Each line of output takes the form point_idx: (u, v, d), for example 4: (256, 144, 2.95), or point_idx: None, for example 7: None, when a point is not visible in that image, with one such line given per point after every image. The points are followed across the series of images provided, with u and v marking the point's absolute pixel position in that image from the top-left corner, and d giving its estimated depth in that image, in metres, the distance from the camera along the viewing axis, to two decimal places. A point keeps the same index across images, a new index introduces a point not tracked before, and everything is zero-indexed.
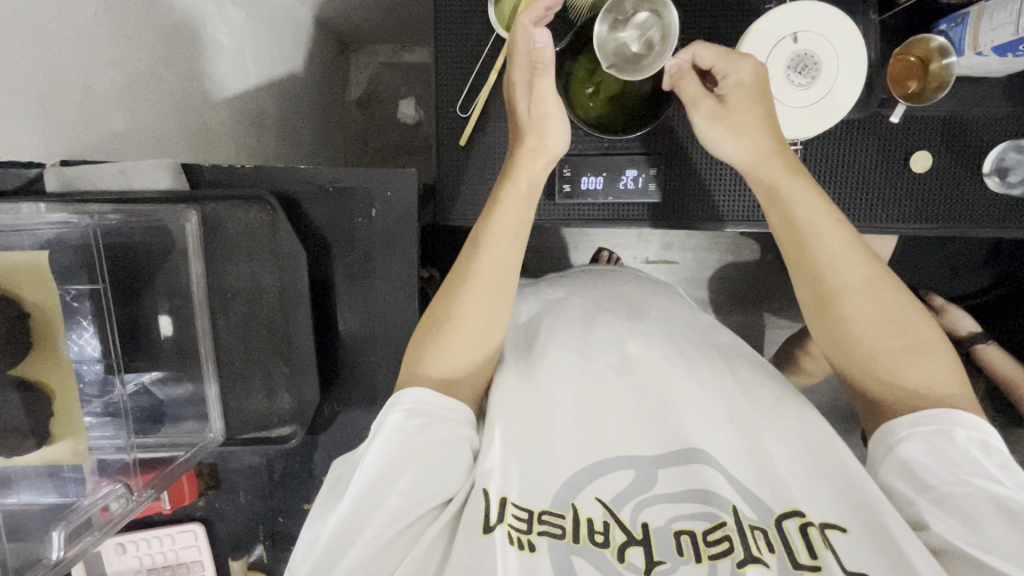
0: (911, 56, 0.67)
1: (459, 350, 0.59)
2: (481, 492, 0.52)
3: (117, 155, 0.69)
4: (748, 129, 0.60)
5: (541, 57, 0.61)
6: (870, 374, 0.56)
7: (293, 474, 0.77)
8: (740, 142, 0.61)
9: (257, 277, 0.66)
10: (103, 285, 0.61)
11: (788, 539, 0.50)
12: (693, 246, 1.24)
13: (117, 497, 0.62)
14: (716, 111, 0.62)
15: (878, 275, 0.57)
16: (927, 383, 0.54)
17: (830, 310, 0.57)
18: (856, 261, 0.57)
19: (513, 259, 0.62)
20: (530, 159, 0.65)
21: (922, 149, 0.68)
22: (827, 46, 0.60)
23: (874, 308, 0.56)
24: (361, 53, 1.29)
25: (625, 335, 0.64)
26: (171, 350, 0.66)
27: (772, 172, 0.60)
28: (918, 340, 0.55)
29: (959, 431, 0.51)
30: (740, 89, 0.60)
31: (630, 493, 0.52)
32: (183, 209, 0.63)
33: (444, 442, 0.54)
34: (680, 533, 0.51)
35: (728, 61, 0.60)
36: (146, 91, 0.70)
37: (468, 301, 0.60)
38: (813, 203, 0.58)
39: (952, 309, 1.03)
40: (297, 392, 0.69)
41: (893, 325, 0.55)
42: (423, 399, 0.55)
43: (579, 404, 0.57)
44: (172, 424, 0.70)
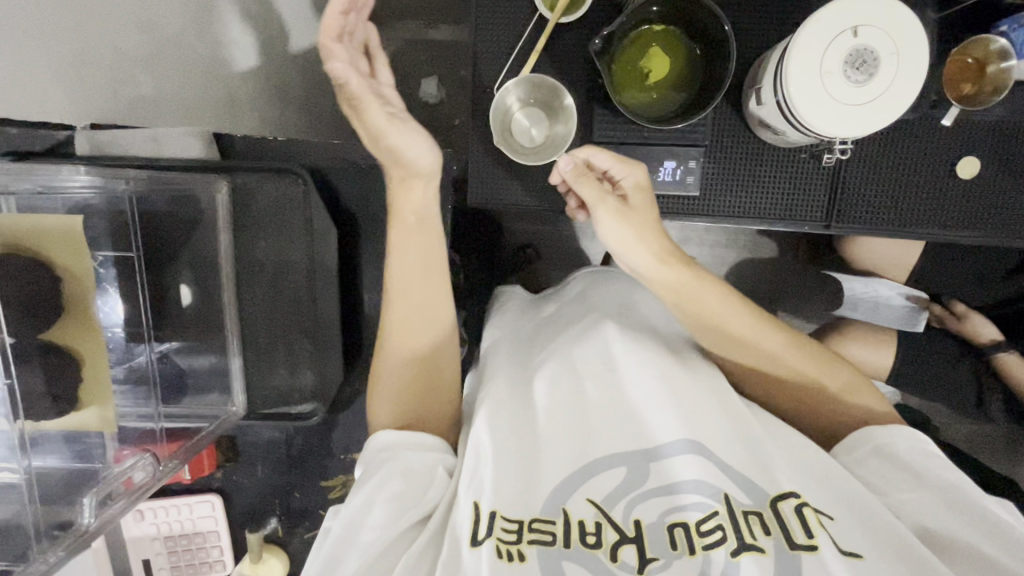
0: (969, 57, 0.63)
1: (422, 329, 0.62)
2: (472, 505, 0.50)
3: (144, 120, 0.68)
4: (646, 231, 0.61)
5: (351, 93, 0.58)
6: (807, 410, 0.63)
7: (312, 451, 0.77)
8: (644, 245, 0.61)
9: (285, 252, 0.65)
10: (137, 254, 0.61)
11: (784, 520, 0.48)
12: (712, 242, 1.22)
13: (144, 466, 0.61)
14: (619, 209, 0.61)
15: (799, 343, 0.62)
16: (852, 412, 0.62)
17: (761, 371, 0.62)
18: (772, 344, 0.61)
19: (440, 294, 0.62)
20: (406, 190, 0.60)
21: (970, 154, 0.66)
22: (889, 43, 0.53)
23: (797, 366, 0.61)
24: (386, 28, 1.27)
25: (613, 336, 0.60)
26: (194, 320, 0.66)
27: (679, 272, 0.61)
28: (838, 382, 0.62)
29: (896, 441, 0.55)
30: (638, 193, 0.62)
31: (620, 492, 0.50)
32: (215, 179, 0.61)
33: (411, 470, 0.55)
34: (674, 526, 0.48)
35: (623, 167, 0.62)
36: (175, 57, 0.69)
37: (416, 333, 0.61)
38: (721, 295, 0.62)
39: (975, 317, 1.03)
40: (320, 370, 0.69)
41: (815, 373, 0.61)
42: (386, 441, 0.57)
43: (570, 412, 0.55)
44: (194, 396, 0.69)
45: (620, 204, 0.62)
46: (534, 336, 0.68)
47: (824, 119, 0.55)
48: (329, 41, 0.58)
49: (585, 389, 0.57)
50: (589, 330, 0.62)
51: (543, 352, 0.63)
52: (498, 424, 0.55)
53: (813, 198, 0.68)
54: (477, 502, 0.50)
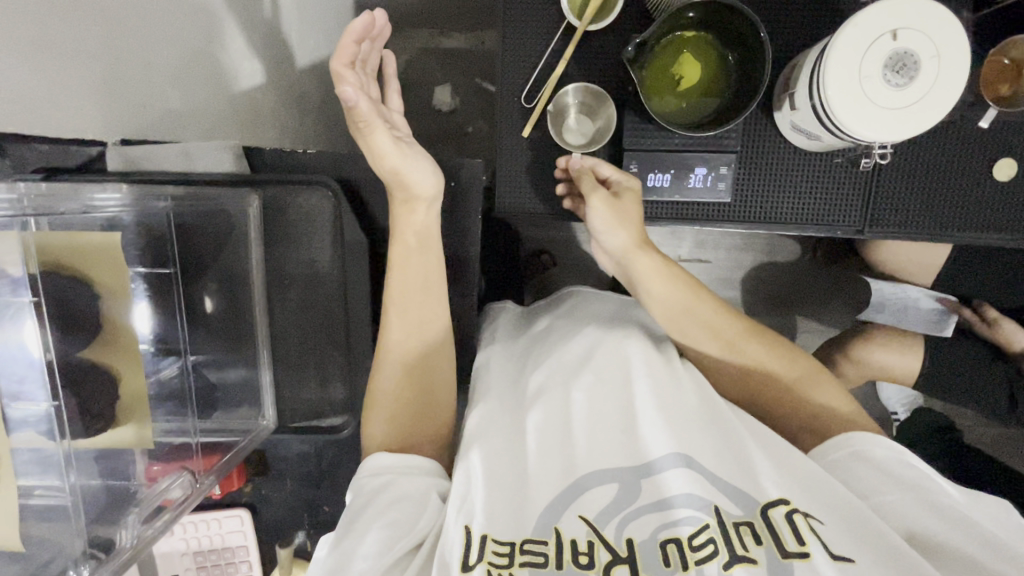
0: (1006, 58, 0.63)
1: (405, 333, 0.62)
2: (462, 531, 0.49)
3: (172, 135, 0.68)
4: (631, 220, 0.63)
5: (359, 116, 0.56)
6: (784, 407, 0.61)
7: (341, 464, 0.76)
8: (615, 239, 0.63)
9: (316, 266, 0.65)
10: (173, 270, 0.61)
11: (776, 528, 0.46)
12: (730, 246, 1.21)
13: (181, 485, 0.61)
14: (609, 199, 0.63)
15: (764, 332, 0.62)
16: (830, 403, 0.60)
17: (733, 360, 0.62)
18: (722, 335, 0.61)
19: (437, 310, 0.63)
20: (407, 212, 0.61)
21: (1007, 156, 0.65)
22: (929, 45, 0.52)
23: (766, 354, 0.61)
24: (398, 36, 1.27)
25: (601, 341, 0.61)
26: (225, 332, 0.66)
27: (652, 261, 0.62)
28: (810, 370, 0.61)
29: (878, 449, 0.54)
30: (632, 193, 0.64)
31: (613, 508, 0.48)
32: (246, 193, 0.61)
33: (406, 496, 0.54)
34: (666, 542, 0.46)
35: (621, 172, 0.66)
36: (201, 71, 0.69)
37: (395, 332, 0.62)
38: (677, 283, 0.62)
39: (1006, 323, 1.00)
40: (351, 383, 0.68)
41: (784, 357, 0.61)
42: (387, 461, 0.57)
43: (560, 425, 0.54)
44: (224, 410, 0.68)
45: (612, 196, 0.63)
46: (520, 345, 0.67)
47: (861, 123, 0.54)
48: (340, 66, 0.55)
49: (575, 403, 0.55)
50: (576, 335, 0.63)
51: (535, 362, 0.61)
52: (484, 438, 0.55)
53: (845, 203, 0.67)
54: (467, 527, 0.49)
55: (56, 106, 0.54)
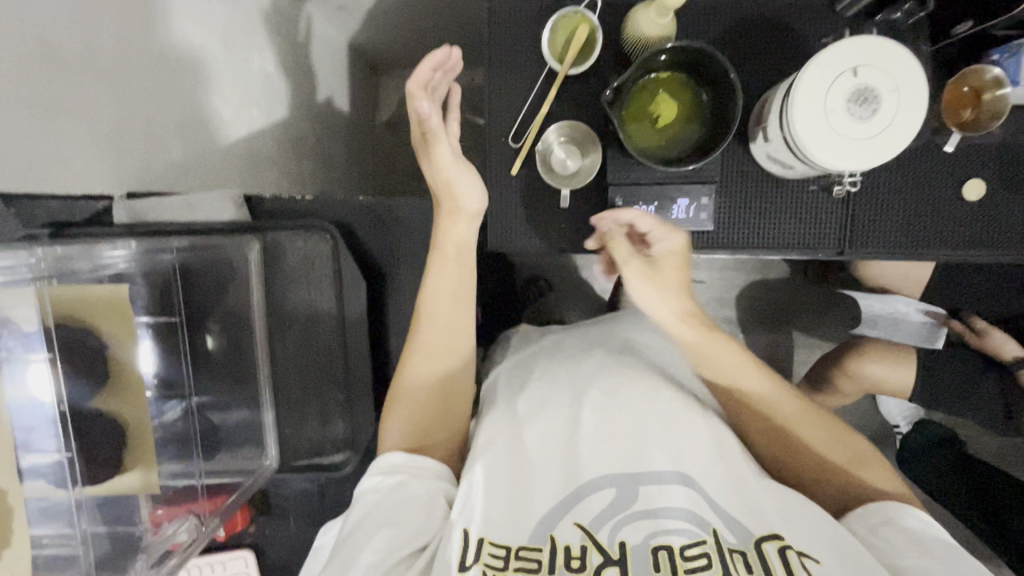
0: (965, 86, 0.66)
1: (438, 349, 0.62)
2: (460, 533, 0.50)
3: (175, 184, 0.71)
4: (668, 288, 0.67)
5: (425, 127, 0.61)
6: (813, 474, 0.62)
7: (345, 500, 0.77)
8: (665, 297, 0.66)
9: (315, 306, 0.67)
10: (178, 318, 0.63)
11: (766, 560, 0.47)
12: (723, 266, 1.24)
13: (187, 529, 0.63)
14: (643, 269, 0.67)
15: (802, 398, 0.63)
16: (864, 475, 0.60)
17: (768, 421, 0.63)
18: (770, 392, 0.63)
19: (463, 324, 0.63)
20: (451, 222, 0.63)
21: (974, 177, 0.68)
22: (888, 79, 0.56)
23: (803, 419, 0.62)
24: (390, 75, 1.32)
25: (611, 366, 0.62)
26: (227, 372, 0.68)
27: (700, 330, 0.65)
28: (850, 441, 0.62)
29: (907, 518, 0.54)
30: (669, 258, 0.67)
31: (610, 511, 0.50)
32: (247, 240, 0.64)
33: (418, 497, 0.55)
34: (658, 549, 0.47)
35: (664, 230, 0.66)
36: (201, 122, 0.73)
37: (426, 338, 0.62)
38: (721, 343, 0.64)
39: (996, 332, 0.97)
40: (352, 419, 0.70)
41: (820, 425, 0.62)
42: (402, 459, 0.57)
43: (569, 439, 0.56)
44: (228, 450, 0.69)
45: (646, 263, 0.67)
46: (529, 361, 0.68)
47: (830, 154, 0.57)
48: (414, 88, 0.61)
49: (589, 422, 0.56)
50: (587, 358, 0.64)
51: (542, 379, 0.63)
52: (492, 451, 0.56)
53: (824, 226, 0.69)
54: (466, 529, 0.50)
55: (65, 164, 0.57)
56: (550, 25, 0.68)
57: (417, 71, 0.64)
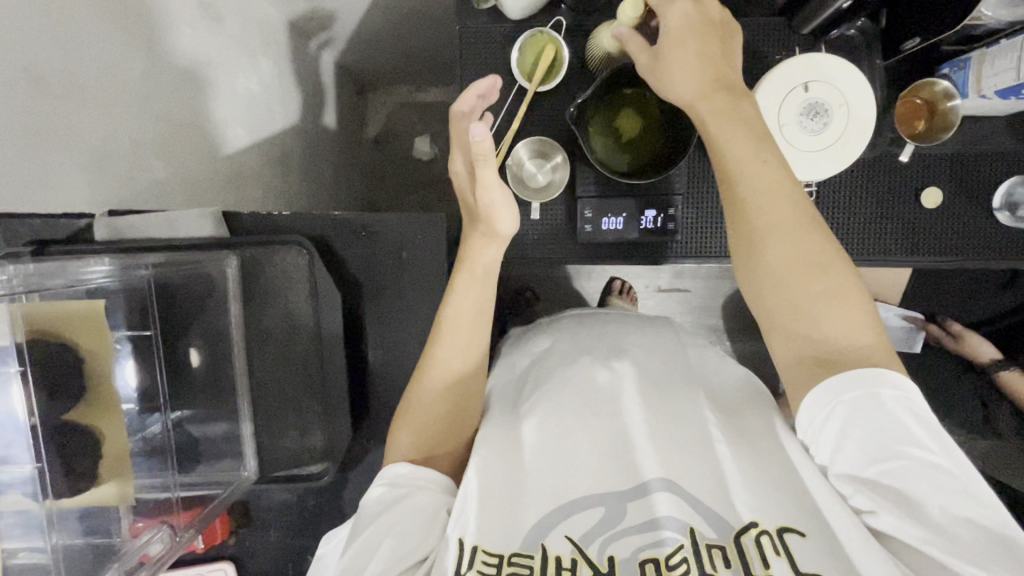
0: (917, 98, 0.68)
1: (454, 357, 0.61)
2: (454, 542, 0.50)
3: (158, 201, 0.73)
4: (687, 69, 0.57)
5: (482, 150, 0.55)
6: (796, 321, 0.53)
7: (324, 511, 0.78)
8: (688, 69, 0.57)
9: (293, 319, 0.68)
10: (155, 331, 0.64)
11: (747, 555, 0.47)
12: (705, 275, 1.26)
13: (158, 540, 0.63)
14: (649, 65, 0.60)
15: (803, 217, 0.54)
16: (843, 340, 0.51)
17: (752, 249, 0.55)
18: (793, 205, 0.54)
19: (478, 342, 0.62)
20: (483, 246, 0.63)
21: (932, 185, 0.70)
22: (837, 94, 0.59)
23: (793, 251, 0.53)
24: (377, 93, 1.35)
25: (596, 368, 0.62)
26: (207, 385, 0.69)
27: (713, 109, 0.56)
28: (839, 286, 0.52)
29: (927, 452, 0.46)
30: (680, 28, 0.57)
31: (597, 530, 0.50)
32: (225, 256, 0.66)
33: (419, 510, 0.54)
34: (646, 562, 0.47)
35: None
36: (184, 141, 0.75)
37: (444, 352, 0.60)
38: (752, 147, 0.55)
39: (971, 336, 1.03)
40: (331, 430, 0.70)
41: (809, 267, 0.53)
42: (400, 471, 0.55)
43: (558, 448, 0.56)
44: (208, 463, 0.71)
45: (652, 59, 0.59)
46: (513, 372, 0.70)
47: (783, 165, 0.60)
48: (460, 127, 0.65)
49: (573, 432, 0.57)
50: (573, 363, 0.64)
51: (534, 390, 0.64)
52: (489, 454, 0.56)
53: None
54: (460, 537, 0.50)
55: (48, 183, 0.59)
56: (518, 45, 0.70)
57: (461, 99, 0.65)
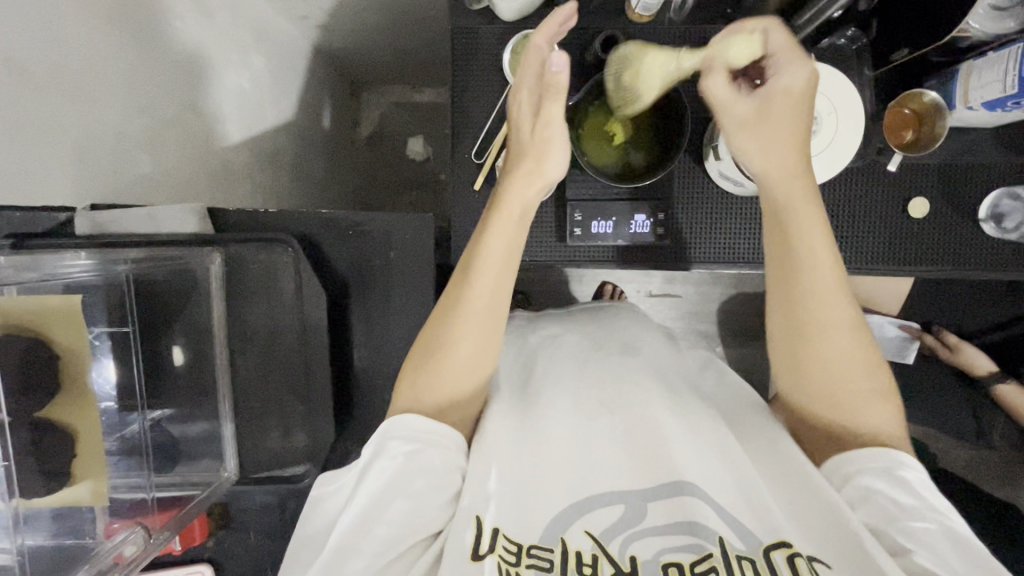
0: (906, 108, 0.69)
1: (472, 343, 0.57)
2: (472, 518, 0.50)
3: (144, 196, 0.72)
4: (777, 142, 0.56)
5: (557, 80, 0.60)
6: (834, 408, 0.55)
7: (305, 513, 0.77)
8: (781, 145, 0.56)
9: (277, 318, 0.67)
10: (132, 327, 0.63)
11: (775, 570, 0.46)
12: (696, 281, 1.26)
13: (133, 540, 0.61)
14: (747, 119, 0.57)
15: (857, 321, 0.55)
16: (872, 429, 0.53)
17: (804, 336, 0.55)
18: (852, 317, 0.55)
19: (498, 323, 0.59)
20: (525, 183, 0.61)
21: (919, 195, 0.70)
22: (826, 102, 0.59)
23: (847, 348, 0.54)
24: (372, 93, 1.35)
25: (620, 372, 0.62)
26: (187, 383, 0.68)
27: (789, 193, 0.56)
28: (874, 387, 0.54)
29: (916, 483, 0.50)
30: (786, 97, 0.56)
31: (619, 527, 0.50)
32: (208, 252, 0.65)
33: (435, 470, 0.53)
34: (668, 566, 0.47)
35: (795, 54, 0.55)
36: (171, 135, 0.74)
37: (466, 336, 0.57)
38: (817, 223, 0.56)
39: (966, 347, 1.03)
40: (313, 431, 0.70)
41: (860, 366, 0.54)
42: (414, 425, 0.54)
43: (575, 442, 0.56)
44: (187, 463, 0.69)
45: (753, 110, 0.57)
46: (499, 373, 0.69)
47: None
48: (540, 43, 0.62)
49: (590, 433, 0.57)
50: (587, 358, 0.65)
51: (545, 381, 0.63)
52: (498, 455, 0.54)
53: None
54: (478, 518, 0.50)
55: (28, 174, 0.58)
56: (510, 47, 0.71)
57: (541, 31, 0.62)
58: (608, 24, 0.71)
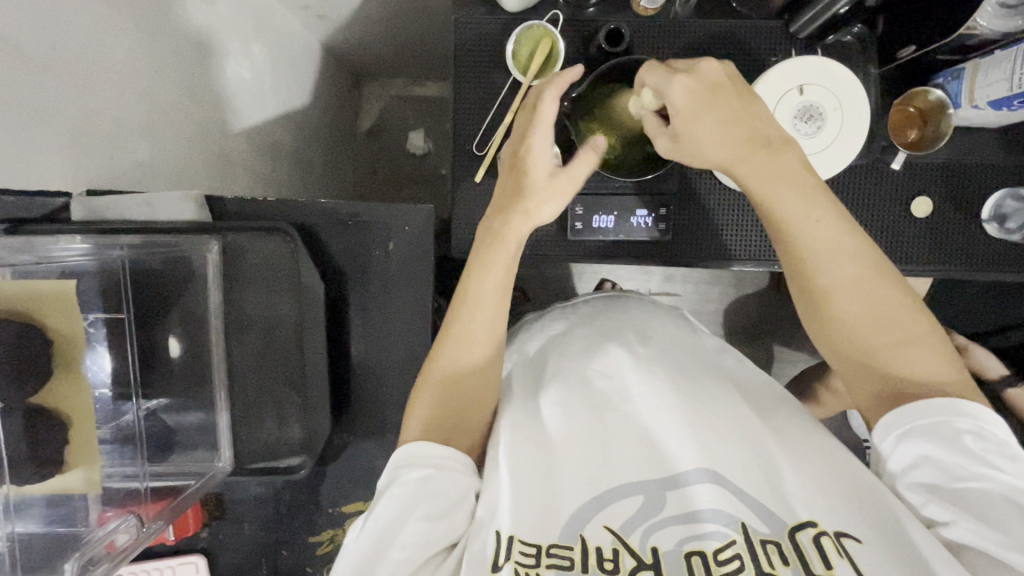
0: (911, 107, 0.69)
1: (481, 335, 0.60)
2: (492, 535, 0.49)
3: (140, 182, 0.71)
4: (709, 139, 0.56)
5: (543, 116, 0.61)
6: (870, 368, 0.54)
7: (300, 505, 0.76)
8: (713, 138, 0.56)
9: (274, 308, 0.67)
10: (127, 314, 0.63)
11: (802, 550, 0.47)
12: (696, 279, 1.25)
13: (125, 528, 0.61)
14: (673, 146, 0.59)
15: (871, 270, 0.54)
16: (919, 374, 0.52)
17: (821, 308, 0.56)
18: (864, 270, 0.54)
19: (502, 316, 0.62)
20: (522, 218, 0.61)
21: (922, 194, 0.70)
22: (832, 97, 0.59)
23: (864, 305, 0.54)
24: (373, 85, 1.34)
25: (629, 365, 0.61)
26: (182, 372, 0.67)
27: (752, 168, 0.56)
28: (910, 333, 0.53)
29: (967, 440, 0.48)
30: (681, 116, 0.56)
31: (638, 519, 0.49)
32: (205, 240, 0.64)
33: (446, 492, 0.52)
34: (691, 554, 0.47)
35: (663, 77, 0.56)
36: (169, 122, 0.73)
37: (474, 329, 0.60)
38: (801, 195, 0.55)
39: (976, 350, 1.04)
40: (308, 423, 0.69)
41: (885, 320, 0.54)
42: (422, 450, 0.54)
43: (586, 439, 0.55)
44: (182, 453, 0.69)
45: (672, 137, 0.58)
46: None
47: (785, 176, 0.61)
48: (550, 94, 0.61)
49: (602, 427, 0.56)
50: (597, 349, 0.64)
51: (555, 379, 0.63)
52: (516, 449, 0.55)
53: None
54: (497, 530, 0.49)
55: (25, 160, 0.57)
56: (515, 37, 0.70)
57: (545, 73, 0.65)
58: (612, 16, 0.70)
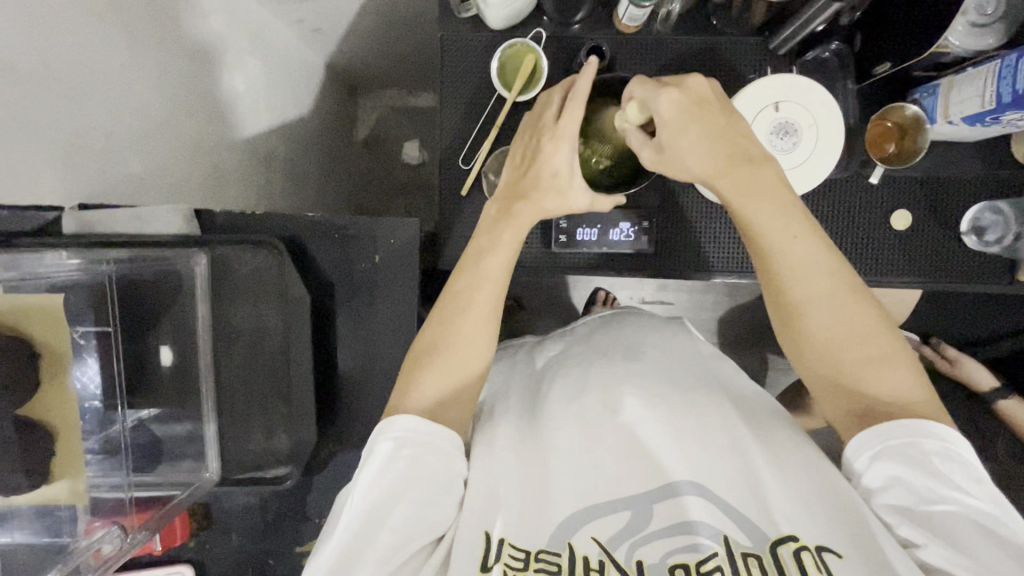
0: (887, 121, 0.70)
1: (469, 344, 0.61)
2: (482, 534, 0.51)
3: (133, 196, 0.72)
4: (694, 152, 0.57)
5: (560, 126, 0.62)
6: (842, 384, 0.55)
7: (287, 515, 0.77)
8: (697, 151, 0.57)
9: (263, 319, 0.68)
10: (114, 327, 0.63)
11: (783, 565, 0.47)
12: (689, 288, 1.26)
13: (111, 539, 0.63)
14: (657, 158, 0.59)
15: (844, 286, 0.55)
16: (892, 392, 0.53)
17: (796, 321, 0.57)
18: (838, 287, 0.55)
19: (490, 328, 0.62)
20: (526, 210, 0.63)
21: (901, 207, 0.71)
22: (808, 114, 0.60)
23: (839, 319, 0.55)
24: (368, 96, 1.36)
25: (611, 375, 0.61)
26: (171, 383, 0.68)
27: (734, 185, 0.57)
28: (882, 351, 0.54)
29: (938, 462, 0.49)
30: (666, 126, 0.56)
31: (625, 533, 0.50)
32: (193, 252, 0.65)
33: (435, 474, 0.53)
34: (675, 567, 0.48)
35: (651, 89, 0.56)
36: (162, 136, 0.74)
37: (462, 337, 0.61)
38: (778, 211, 0.56)
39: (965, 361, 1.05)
40: (295, 434, 0.70)
41: (858, 336, 0.54)
42: (411, 427, 0.54)
43: (571, 450, 0.56)
44: (168, 463, 0.70)
45: (657, 149, 0.59)
46: None
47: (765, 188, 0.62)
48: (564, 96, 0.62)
49: (581, 438, 0.57)
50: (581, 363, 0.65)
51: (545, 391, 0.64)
52: (500, 462, 0.56)
53: None
54: (485, 530, 0.51)
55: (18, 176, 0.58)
56: (498, 58, 0.71)
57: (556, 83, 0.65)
58: (595, 33, 0.72)
